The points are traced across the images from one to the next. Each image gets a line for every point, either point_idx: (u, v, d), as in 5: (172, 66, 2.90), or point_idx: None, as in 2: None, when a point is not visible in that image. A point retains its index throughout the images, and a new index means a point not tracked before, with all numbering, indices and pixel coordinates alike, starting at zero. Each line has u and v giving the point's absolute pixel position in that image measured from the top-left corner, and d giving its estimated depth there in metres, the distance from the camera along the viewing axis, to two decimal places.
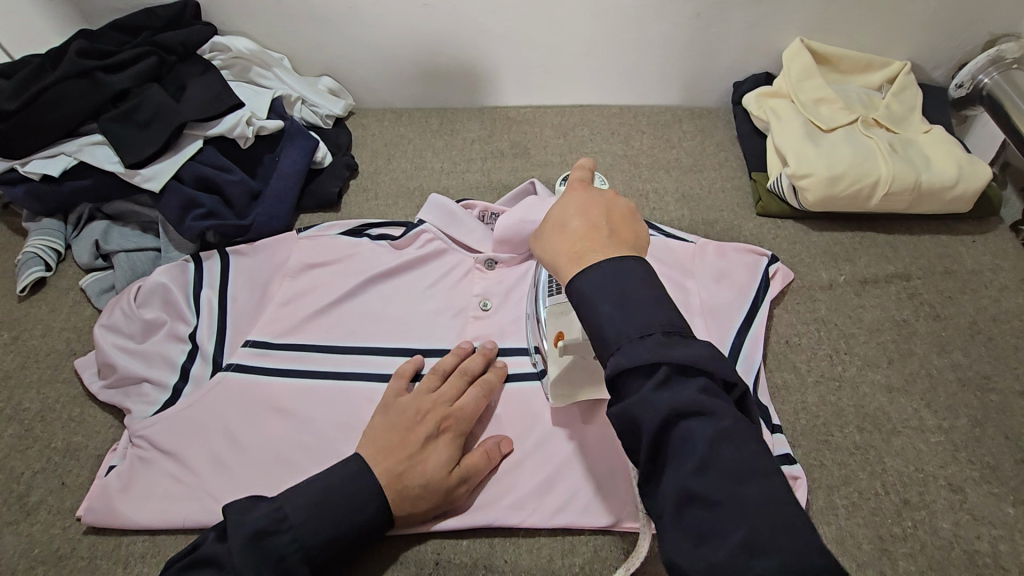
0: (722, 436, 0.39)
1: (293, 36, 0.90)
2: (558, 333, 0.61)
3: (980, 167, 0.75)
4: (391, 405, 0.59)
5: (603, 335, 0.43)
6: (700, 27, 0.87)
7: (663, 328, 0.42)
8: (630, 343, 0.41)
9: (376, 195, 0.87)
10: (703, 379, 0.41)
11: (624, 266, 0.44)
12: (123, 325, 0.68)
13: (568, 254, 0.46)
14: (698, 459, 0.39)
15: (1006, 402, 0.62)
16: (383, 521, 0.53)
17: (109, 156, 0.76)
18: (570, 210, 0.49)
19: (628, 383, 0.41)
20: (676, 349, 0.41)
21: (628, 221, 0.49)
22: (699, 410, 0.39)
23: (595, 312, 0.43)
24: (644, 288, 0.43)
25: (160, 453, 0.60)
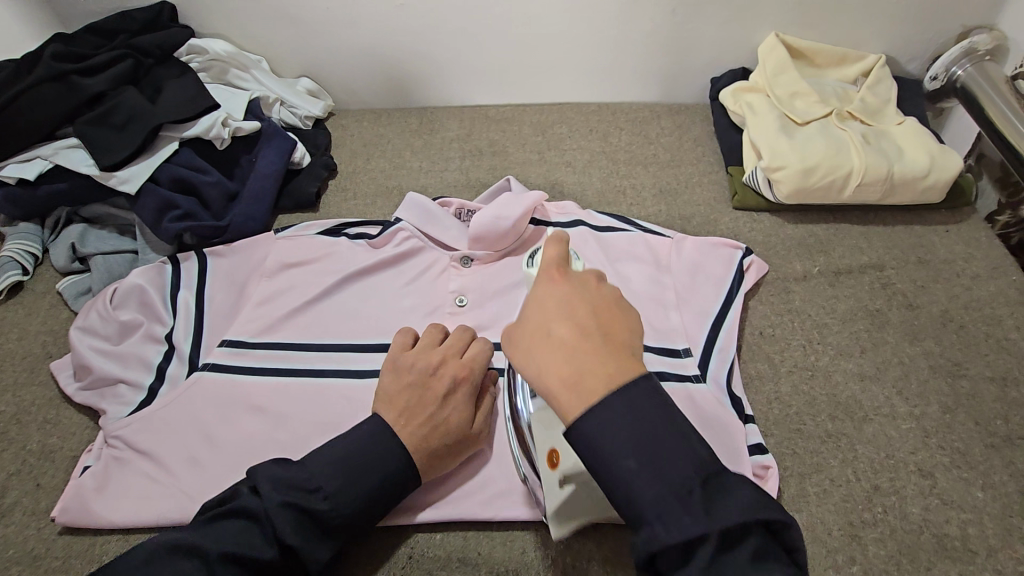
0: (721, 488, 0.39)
1: (271, 38, 0.91)
2: (552, 450, 0.55)
3: (952, 157, 0.76)
4: (400, 364, 0.58)
5: (633, 498, 0.38)
6: (675, 23, 0.88)
7: (701, 478, 0.38)
8: (672, 512, 0.36)
9: (355, 195, 0.87)
10: (752, 542, 0.37)
11: (630, 394, 0.38)
12: (99, 327, 0.68)
13: (566, 381, 0.39)
14: None
15: (977, 388, 0.63)
16: (412, 481, 0.54)
17: (84, 159, 0.76)
18: (553, 316, 0.42)
19: (673, 560, 0.37)
20: (720, 516, 0.37)
21: (619, 313, 0.43)
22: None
23: (615, 468, 0.38)
24: (659, 420, 0.38)
25: (134, 453, 0.60)
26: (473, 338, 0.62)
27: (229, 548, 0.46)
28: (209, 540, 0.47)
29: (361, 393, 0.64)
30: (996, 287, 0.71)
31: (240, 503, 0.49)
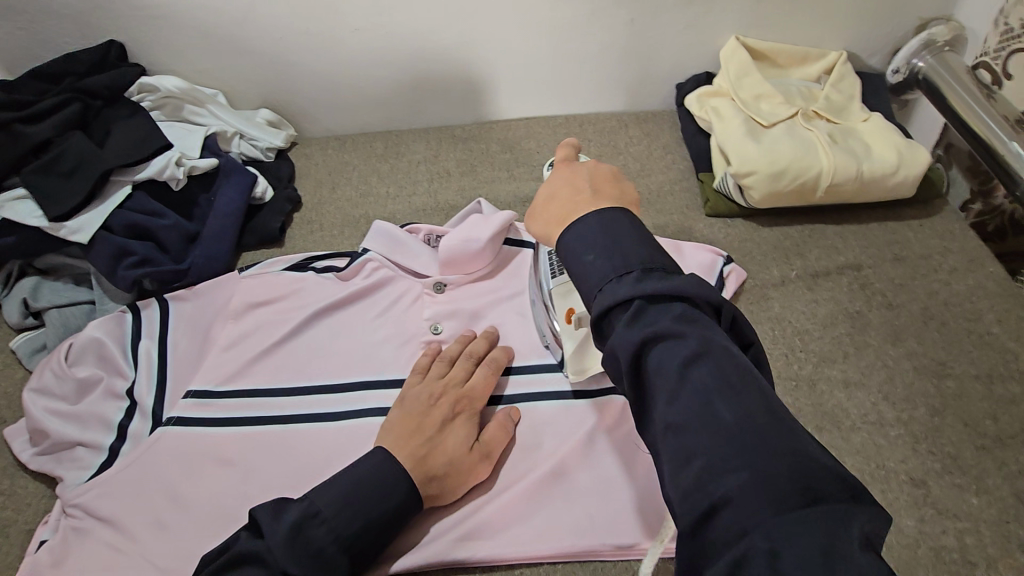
0: (697, 358, 0.36)
1: (225, 69, 0.88)
2: (569, 309, 0.63)
3: (919, 152, 0.75)
4: (404, 396, 0.59)
5: (586, 282, 0.42)
6: (636, 32, 0.87)
7: (643, 265, 0.41)
8: (611, 284, 0.41)
9: (321, 227, 0.85)
10: (684, 306, 0.39)
11: (607, 219, 0.44)
12: (55, 387, 0.64)
13: (556, 218, 0.47)
14: (671, 382, 0.36)
15: (963, 387, 0.62)
16: (413, 506, 0.52)
17: (32, 210, 0.73)
18: (553, 180, 0.50)
19: (612, 322, 0.40)
20: (653, 283, 0.39)
21: (613, 179, 0.49)
22: (672, 335, 0.37)
23: (578, 265, 0.43)
24: (636, 235, 0.43)
25: (96, 521, 0.57)
26: (477, 366, 0.63)
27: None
28: None
29: (333, 437, 0.62)
30: (973, 281, 0.70)
31: (245, 549, 0.46)
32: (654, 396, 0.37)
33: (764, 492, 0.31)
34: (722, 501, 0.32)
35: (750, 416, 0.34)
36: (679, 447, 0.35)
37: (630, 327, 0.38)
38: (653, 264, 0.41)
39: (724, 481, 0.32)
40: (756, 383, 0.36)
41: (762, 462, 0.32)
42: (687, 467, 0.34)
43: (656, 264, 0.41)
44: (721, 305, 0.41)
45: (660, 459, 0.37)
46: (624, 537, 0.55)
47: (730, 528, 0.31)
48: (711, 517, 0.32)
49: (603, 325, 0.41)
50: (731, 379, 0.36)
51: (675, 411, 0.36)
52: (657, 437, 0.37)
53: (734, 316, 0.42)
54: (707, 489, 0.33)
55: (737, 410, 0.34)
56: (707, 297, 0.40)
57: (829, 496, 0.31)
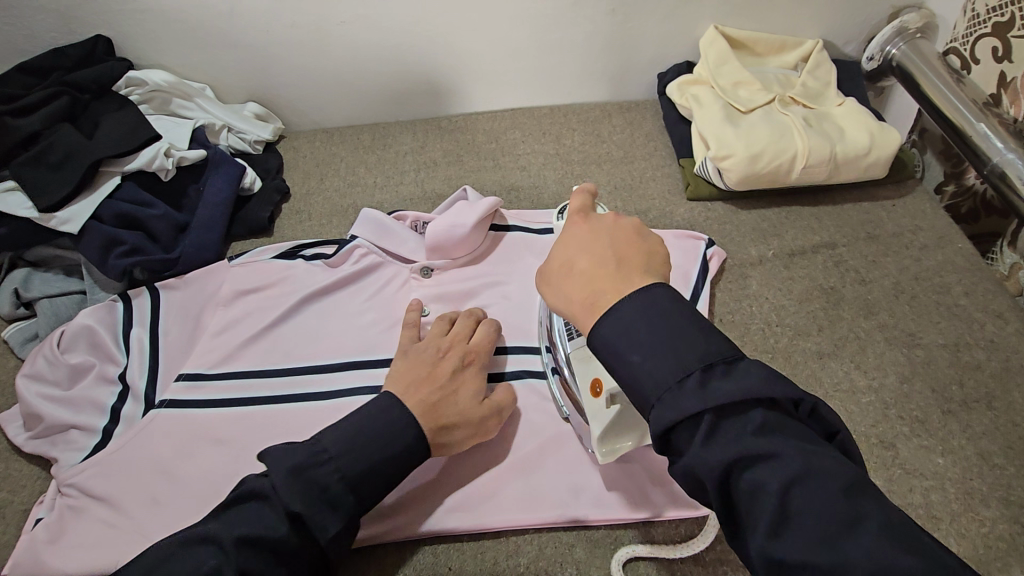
0: (794, 483, 0.36)
1: (212, 63, 0.89)
2: (595, 380, 0.56)
3: (891, 134, 0.77)
4: (409, 350, 0.60)
5: (637, 384, 0.41)
6: (617, 22, 0.89)
7: (701, 364, 0.40)
8: (670, 394, 0.39)
9: (309, 216, 0.86)
10: (761, 413, 0.39)
11: (642, 301, 0.42)
12: (47, 373, 0.65)
13: (583, 302, 0.45)
14: (771, 511, 0.36)
15: (932, 355, 0.64)
16: (423, 450, 0.53)
17: (22, 201, 0.74)
18: (574, 251, 0.47)
19: (682, 437, 0.39)
20: (717, 389, 0.39)
21: (636, 242, 0.47)
22: (760, 456, 0.37)
23: (624, 364, 0.42)
24: (675, 318, 0.42)
25: (91, 500, 0.58)
26: (478, 324, 0.64)
27: (252, 531, 0.46)
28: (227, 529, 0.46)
29: (323, 415, 0.63)
30: (943, 256, 0.72)
31: (252, 487, 0.48)
32: (750, 525, 0.37)
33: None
34: None
35: (870, 545, 0.34)
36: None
37: (705, 446, 0.38)
38: (710, 358, 0.40)
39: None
40: (869, 504, 0.35)
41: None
42: None
43: (713, 356, 0.40)
44: (798, 399, 0.40)
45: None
46: (609, 509, 0.57)
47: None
48: None
49: (668, 439, 0.40)
50: (835, 501, 0.35)
51: (782, 546, 0.35)
52: (761, 568, 0.37)
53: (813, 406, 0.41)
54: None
55: (860, 545, 0.34)
56: (782, 395, 0.39)
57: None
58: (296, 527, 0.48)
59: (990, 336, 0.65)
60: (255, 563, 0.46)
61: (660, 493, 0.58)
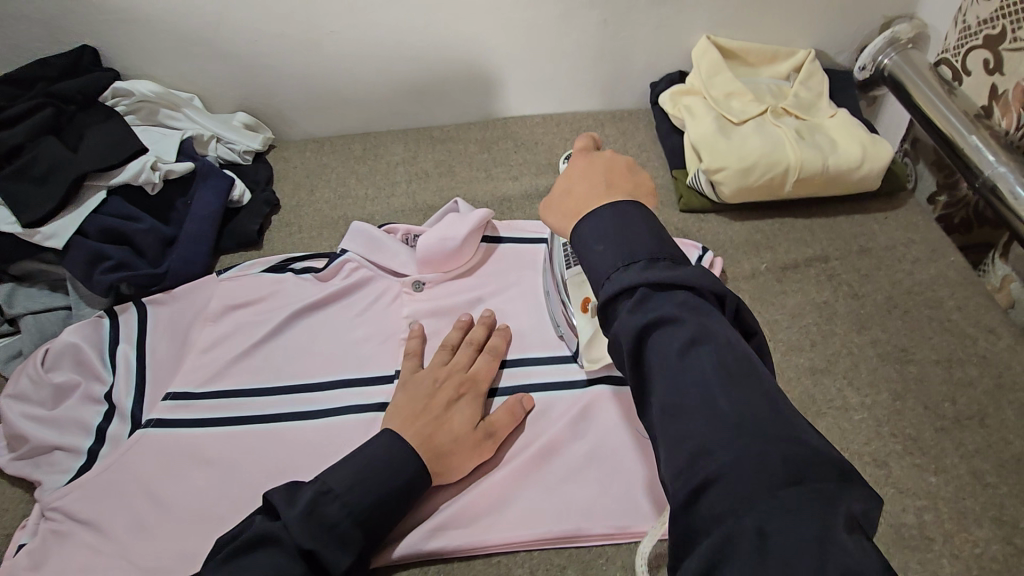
0: (695, 341, 0.38)
1: (200, 73, 0.88)
2: (586, 300, 0.66)
3: (882, 147, 0.77)
4: (408, 381, 0.61)
5: (595, 270, 0.45)
6: (609, 33, 0.89)
7: (650, 256, 0.43)
8: (617, 272, 0.43)
9: (300, 229, 0.85)
10: (689, 294, 0.41)
11: (617, 210, 0.46)
12: (31, 392, 0.64)
13: (567, 212, 0.49)
14: (668, 363, 0.38)
15: (924, 372, 0.64)
16: (422, 484, 0.53)
17: (4, 216, 0.73)
18: (570, 172, 0.51)
19: (616, 308, 0.42)
20: (657, 272, 0.42)
21: (628, 171, 0.51)
22: (674, 321, 0.39)
23: (587, 253, 0.46)
24: (643, 225, 0.45)
25: (75, 523, 0.57)
26: (479, 353, 0.64)
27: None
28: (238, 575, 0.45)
29: (313, 434, 0.62)
30: (935, 269, 0.73)
31: (260, 530, 0.47)
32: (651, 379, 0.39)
33: (752, 472, 0.33)
34: (709, 477, 0.34)
35: (746, 400, 0.36)
36: (678, 429, 0.36)
37: (633, 312, 0.41)
38: (660, 256, 0.44)
39: (719, 460, 0.34)
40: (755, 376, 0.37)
41: (753, 442, 0.34)
42: (681, 446, 0.36)
43: (662, 254, 0.44)
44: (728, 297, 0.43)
45: (657, 438, 0.38)
46: (601, 522, 0.56)
47: (718, 508, 0.33)
48: (699, 494, 0.34)
49: (607, 308, 0.43)
50: (728, 366, 0.37)
51: (673, 391, 0.37)
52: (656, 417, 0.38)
53: (737, 305, 0.44)
54: (698, 467, 0.34)
55: (734, 397, 0.36)
56: (711, 288, 0.42)
57: (817, 481, 0.32)
58: (310, 566, 0.46)
59: (982, 351, 0.65)
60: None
61: (649, 500, 0.57)
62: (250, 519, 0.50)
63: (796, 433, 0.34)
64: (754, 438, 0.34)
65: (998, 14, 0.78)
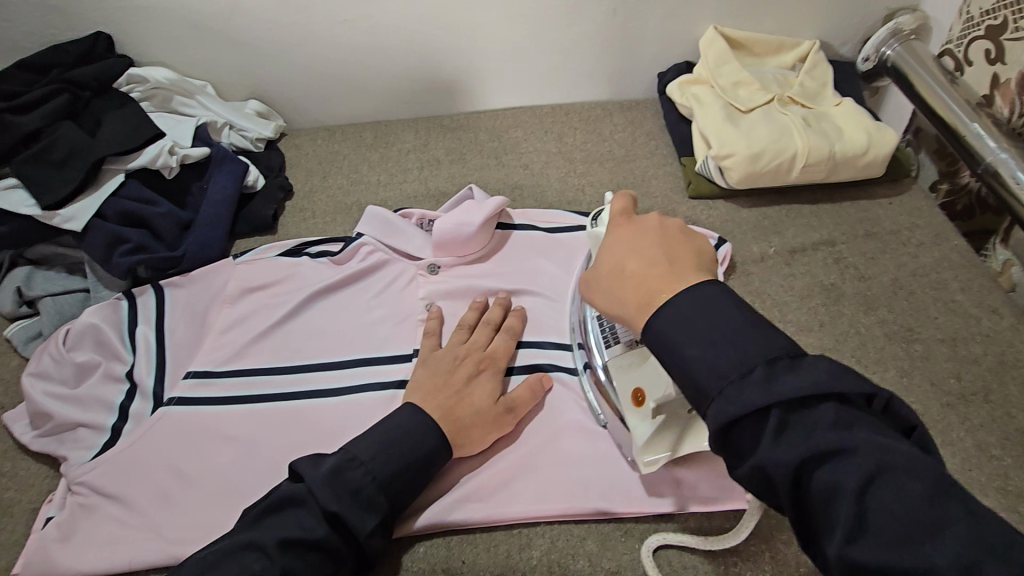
0: (872, 480, 0.33)
1: (213, 61, 0.89)
2: (637, 390, 0.57)
3: (888, 134, 0.79)
4: (428, 358, 0.62)
5: (699, 379, 0.39)
6: (618, 22, 0.90)
7: (763, 357, 0.38)
8: (733, 386, 0.38)
9: (313, 214, 0.86)
10: (832, 409, 0.36)
11: (697, 295, 0.42)
12: (54, 371, 0.65)
13: (636, 300, 0.45)
14: (846, 511, 0.33)
15: (930, 350, 0.66)
16: (444, 454, 0.54)
17: (24, 199, 0.74)
18: (621, 253, 0.48)
19: (747, 435, 0.37)
20: (785, 383, 0.36)
21: (683, 244, 0.47)
22: (833, 453, 0.34)
23: (681, 358, 0.40)
24: (732, 315, 0.40)
25: (102, 497, 0.58)
26: (496, 333, 0.66)
27: (291, 534, 0.46)
28: (269, 534, 0.46)
29: (333, 412, 0.63)
30: (939, 253, 0.74)
31: (286, 493, 0.48)
32: (825, 525, 0.34)
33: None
34: None
35: (960, 554, 0.31)
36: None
37: (776, 443, 0.36)
38: (774, 353, 0.38)
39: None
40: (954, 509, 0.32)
41: None
42: None
43: (777, 352, 0.38)
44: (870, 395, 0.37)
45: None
46: (618, 500, 0.57)
47: None
48: None
49: (732, 437, 0.37)
50: (917, 505, 0.32)
51: (861, 547, 0.33)
52: (836, 572, 0.34)
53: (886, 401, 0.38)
54: None
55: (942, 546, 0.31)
56: (854, 390, 0.37)
57: None
58: (337, 530, 0.48)
59: (986, 330, 0.67)
60: (300, 565, 0.45)
61: (671, 485, 0.58)
62: (277, 483, 0.51)
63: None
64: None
65: (999, 5, 0.80)
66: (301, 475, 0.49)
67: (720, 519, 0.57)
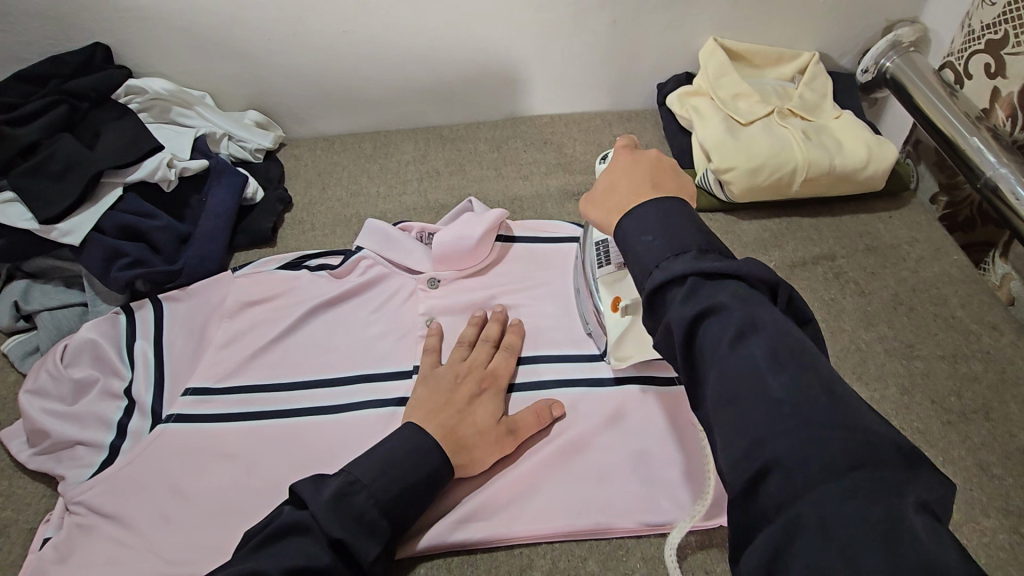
0: (749, 330, 0.37)
1: (212, 72, 0.89)
2: (616, 298, 0.64)
3: (888, 148, 0.79)
4: (429, 375, 0.62)
5: (643, 261, 0.44)
6: (618, 34, 0.90)
7: (699, 248, 0.43)
8: (668, 262, 0.43)
9: (313, 226, 0.86)
10: (738, 285, 0.40)
11: (665, 205, 0.46)
12: (51, 388, 0.64)
13: (614, 209, 0.49)
14: (723, 354, 0.37)
15: (931, 367, 0.66)
16: (446, 475, 0.54)
17: (22, 213, 0.73)
18: (613, 173, 0.52)
19: (666, 298, 0.42)
20: (707, 262, 0.42)
21: (670, 175, 0.51)
22: (726, 310, 0.39)
23: (635, 245, 0.45)
24: (686, 221, 0.45)
25: (100, 517, 0.58)
26: (496, 349, 0.66)
27: (295, 562, 0.46)
28: (272, 561, 0.46)
29: (334, 430, 0.63)
30: (939, 268, 0.74)
31: (288, 519, 0.48)
32: (706, 370, 0.38)
33: (813, 460, 0.32)
34: (773, 464, 0.33)
35: (797, 387, 0.35)
36: (729, 421, 0.36)
37: (685, 302, 0.40)
38: (707, 248, 0.43)
39: (776, 444, 0.34)
40: (808, 360, 0.36)
41: (809, 431, 0.33)
42: (737, 437, 0.35)
43: (711, 248, 0.44)
44: (775, 284, 0.42)
45: (712, 432, 0.38)
46: (617, 518, 0.57)
47: (777, 496, 0.33)
48: (761, 482, 0.34)
49: (657, 303, 0.42)
50: (780, 352, 0.36)
51: (724, 384, 0.37)
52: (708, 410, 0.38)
53: (790, 295, 0.43)
54: (756, 456, 0.34)
55: (786, 382, 0.35)
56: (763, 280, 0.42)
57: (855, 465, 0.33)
58: (339, 555, 0.47)
59: (986, 348, 0.67)
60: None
61: (669, 501, 0.58)
62: (280, 508, 0.50)
63: (855, 419, 0.33)
64: (809, 421, 0.33)
65: (1000, 19, 0.80)
66: (302, 501, 0.49)
67: (721, 538, 0.57)
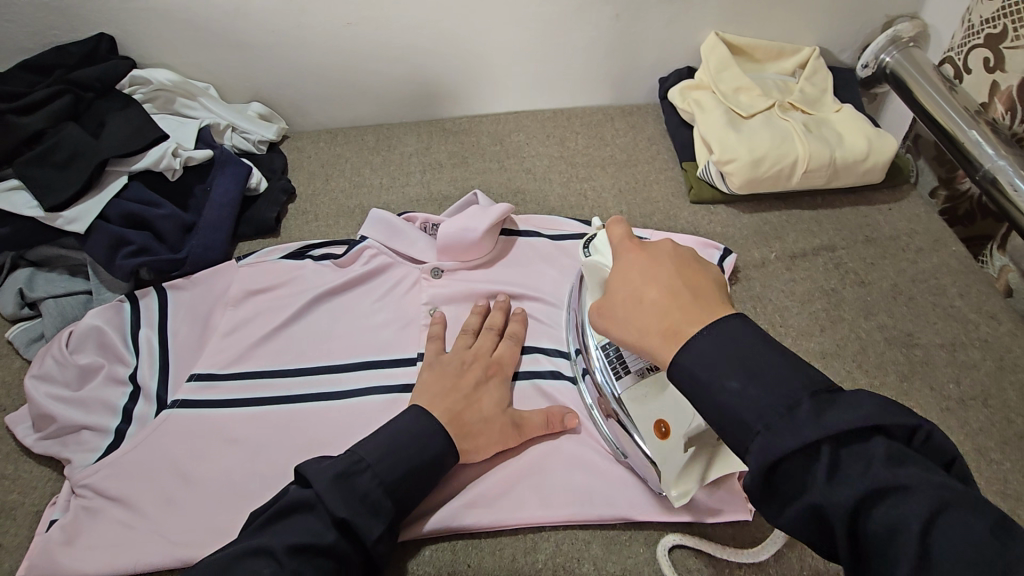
0: (931, 516, 0.32)
1: (216, 63, 0.89)
2: (660, 421, 0.57)
3: (887, 139, 0.80)
4: (434, 361, 0.63)
5: (734, 412, 0.39)
6: (620, 28, 0.90)
7: (808, 390, 0.37)
8: (777, 424, 0.37)
9: (317, 216, 0.86)
10: (883, 441, 0.36)
11: (724, 328, 0.41)
12: (57, 374, 0.65)
13: (658, 331, 0.43)
14: (912, 550, 0.32)
15: (930, 355, 0.67)
16: (452, 457, 0.55)
17: (27, 201, 0.74)
18: (638, 281, 0.45)
19: (795, 473, 0.36)
20: (832, 418, 0.36)
21: (698, 269, 0.46)
22: (889, 488, 0.34)
23: (720, 391, 0.39)
24: (763, 345, 0.40)
25: (106, 500, 0.58)
26: (500, 338, 0.66)
27: (299, 539, 0.46)
28: (278, 538, 0.46)
29: (337, 415, 0.63)
30: (939, 259, 0.75)
31: (292, 498, 0.48)
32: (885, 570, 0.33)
33: None
34: None
35: None
36: None
37: (830, 486, 0.35)
38: (815, 385, 0.38)
39: None
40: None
41: None
42: None
43: (818, 385, 0.38)
44: (913, 425, 0.36)
45: None
46: (622, 507, 0.57)
47: None
48: None
49: (773, 475, 0.37)
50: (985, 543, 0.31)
51: None
52: None
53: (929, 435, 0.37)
54: None
55: None
56: (896, 423, 0.36)
57: None
58: (343, 532, 0.48)
59: (984, 336, 0.68)
60: (309, 569, 0.45)
61: None
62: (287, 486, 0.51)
63: None
64: None
65: (999, 14, 0.81)
66: (306, 480, 0.49)
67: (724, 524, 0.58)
